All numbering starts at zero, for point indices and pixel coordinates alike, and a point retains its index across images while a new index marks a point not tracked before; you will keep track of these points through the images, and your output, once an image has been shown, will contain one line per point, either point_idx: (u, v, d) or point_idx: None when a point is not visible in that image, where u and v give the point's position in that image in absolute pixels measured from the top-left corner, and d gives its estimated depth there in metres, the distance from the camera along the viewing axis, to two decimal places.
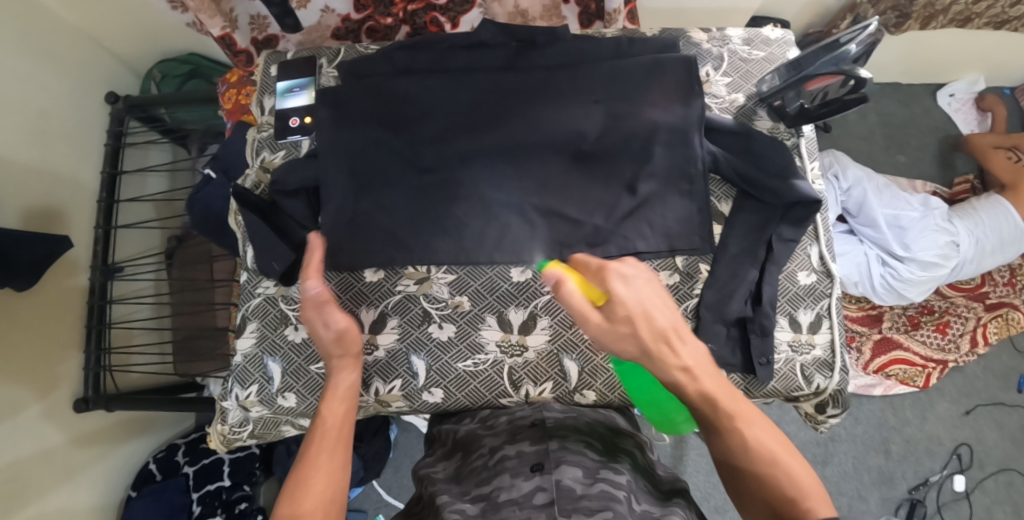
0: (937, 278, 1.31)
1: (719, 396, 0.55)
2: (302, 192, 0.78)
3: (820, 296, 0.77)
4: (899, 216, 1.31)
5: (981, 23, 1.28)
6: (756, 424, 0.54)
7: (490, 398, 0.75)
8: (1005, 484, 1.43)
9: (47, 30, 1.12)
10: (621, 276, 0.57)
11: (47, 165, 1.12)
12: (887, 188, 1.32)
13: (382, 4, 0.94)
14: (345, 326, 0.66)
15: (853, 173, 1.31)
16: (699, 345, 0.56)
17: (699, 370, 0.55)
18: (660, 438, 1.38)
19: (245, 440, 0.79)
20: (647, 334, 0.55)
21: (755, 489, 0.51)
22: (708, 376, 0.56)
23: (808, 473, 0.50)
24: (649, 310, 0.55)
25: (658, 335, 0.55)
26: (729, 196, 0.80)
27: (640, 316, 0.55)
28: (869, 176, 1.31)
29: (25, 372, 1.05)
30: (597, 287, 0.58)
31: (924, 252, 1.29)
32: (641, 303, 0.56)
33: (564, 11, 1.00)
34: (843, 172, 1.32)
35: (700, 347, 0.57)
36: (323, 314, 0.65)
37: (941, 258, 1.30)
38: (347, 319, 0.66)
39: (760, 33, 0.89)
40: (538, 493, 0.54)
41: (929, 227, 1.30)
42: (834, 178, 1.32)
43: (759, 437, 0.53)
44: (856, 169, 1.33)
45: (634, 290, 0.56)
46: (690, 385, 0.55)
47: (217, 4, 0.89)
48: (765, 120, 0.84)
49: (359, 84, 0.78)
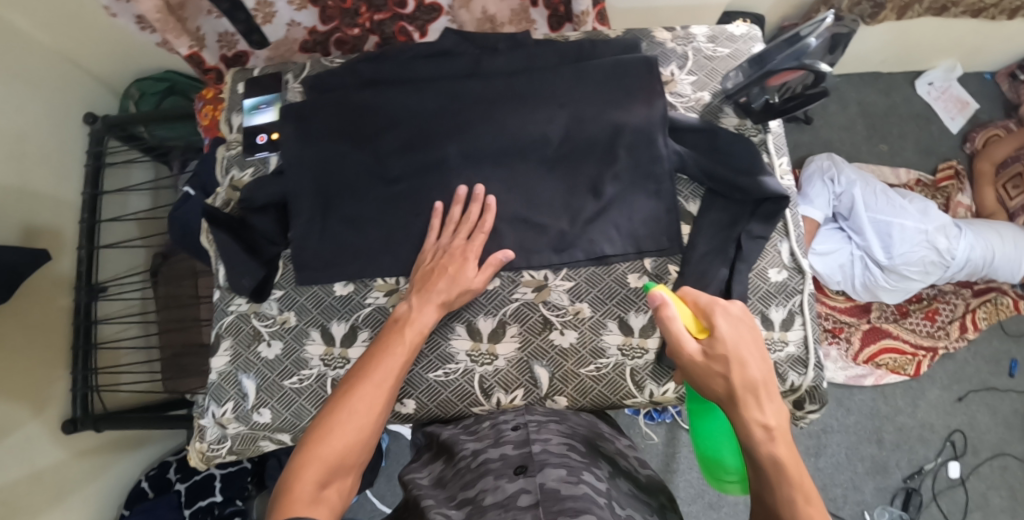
0: (908, 290, 1.32)
1: (791, 467, 0.49)
2: (271, 208, 0.78)
3: (792, 292, 0.77)
4: (896, 224, 1.28)
5: (959, 11, 1.28)
6: (815, 506, 0.48)
7: (463, 407, 0.74)
8: (1000, 468, 1.43)
9: (23, 53, 1.12)
10: (726, 315, 0.58)
11: (26, 187, 1.12)
12: (892, 195, 1.31)
13: (348, 15, 0.94)
14: (477, 285, 0.70)
15: (847, 177, 1.31)
16: (784, 409, 0.53)
17: (779, 433, 0.51)
18: (650, 437, 1.38)
19: (223, 457, 0.79)
20: (739, 378, 0.53)
21: None
22: (784, 437, 0.52)
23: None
24: (744, 356, 0.55)
25: (749, 384, 0.53)
26: (697, 196, 0.79)
27: (735, 361, 0.54)
28: (864, 181, 1.32)
29: (11, 396, 1.04)
30: (702, 322, 0.59)
31: (906, 265, 1.28)
32: (737, 347, 0.56)
33: (533, 14, 0.99)
34: (839, 173, 1.32)
35: (786, 412, 0.53)
36: (466, 265, 0.70)
37: (920, 273, 1.30)
38: (480, 282, 0.71)
39: (725, 30, 0.89)
40: (522, 494, 0.53)
41: (927, 238, 1.27)
42: (828, 177, 1.32)
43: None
44: (854, 172, 1.33)
45: (737, 330, 0.56)
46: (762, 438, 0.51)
47: (183, 24, 0.89)
48: (731, 117, 0.84)
49: (324, 98, 0.78)
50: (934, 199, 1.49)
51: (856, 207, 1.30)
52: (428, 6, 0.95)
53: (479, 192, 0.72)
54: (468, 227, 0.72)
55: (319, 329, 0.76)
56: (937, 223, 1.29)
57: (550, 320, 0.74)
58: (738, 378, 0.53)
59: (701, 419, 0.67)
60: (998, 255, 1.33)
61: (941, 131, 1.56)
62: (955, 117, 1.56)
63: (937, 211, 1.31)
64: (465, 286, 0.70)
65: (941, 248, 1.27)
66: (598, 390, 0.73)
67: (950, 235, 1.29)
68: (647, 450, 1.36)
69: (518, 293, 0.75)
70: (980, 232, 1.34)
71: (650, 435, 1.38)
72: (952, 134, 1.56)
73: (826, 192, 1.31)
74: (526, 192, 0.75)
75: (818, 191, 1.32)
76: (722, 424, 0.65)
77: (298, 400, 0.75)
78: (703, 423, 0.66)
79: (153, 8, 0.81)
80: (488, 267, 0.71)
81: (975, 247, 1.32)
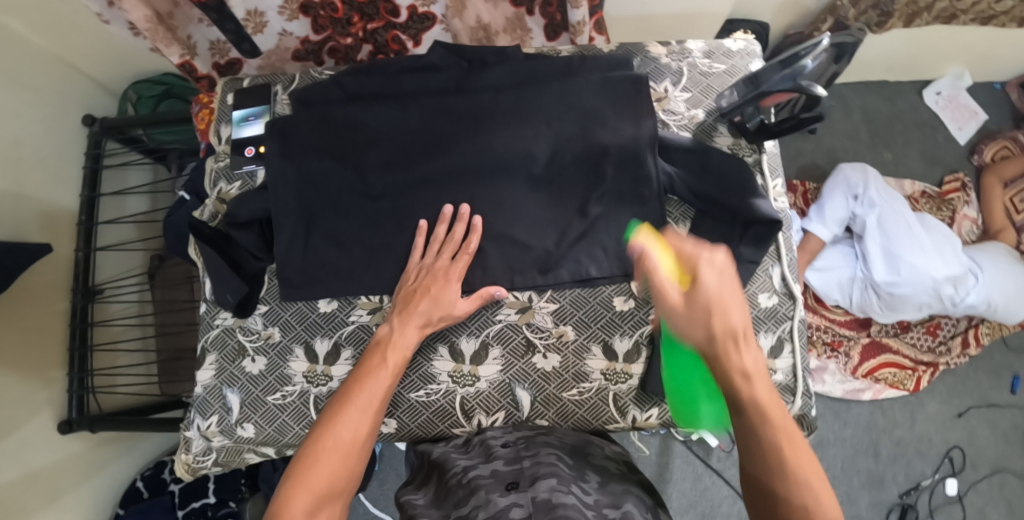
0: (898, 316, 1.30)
1: (771, 407, 0.51)
2: (255, 223, 0.78)
3: (782, 319, 0.76)
4: (907, 257, 1.23)
5: (967, 20, 1.24)
6: (793, 442, 0.51)
7: (444, 428, 0.75)
8: (999, 485, 1.41)
9: (19, 57, 1.12)
10: (711, 262, 0.56)
11: (23, 192, 1.12)
12: (910, 224, 1.26)
13: (340, 24, 0.93)
14: (461, 310, 0.70)
15: (874, 195, 1.27)
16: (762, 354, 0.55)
17: (756, 376, 0.53)
18: (642, 449, 1.37)
19: (210, 469, 0.80)
20: (720, 328, 0.54)
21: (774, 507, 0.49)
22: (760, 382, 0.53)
23: (842, 517, 0.47)
24: (726, 305, 0.54)
25: (729, 331, 0.54)
26: (687, 217, 0.79)
27: (718, 310, 0.54)
28: (889, 200, 1.27)
29: (9, 401, 1.06)
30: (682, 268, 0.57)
31: (903, 297, 1.25)
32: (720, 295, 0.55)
33: (530, 22, 0.95)
34: (863, 191, 1.28)
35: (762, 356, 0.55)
36: (451, 292, 0.70)
37: (919, 305, 1.27)
38: (468, 306, 0.70)
39: (722, 44, 0.87)
40: (514, 508, 0.52)
41: (936, 266, 1.24)
42: (850, 193, 1.29)
43: (800, 468, 0.49)
44: (881, 192, 1.28)
45: (722, 278, 0.55)
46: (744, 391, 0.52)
47: (174, 33, 0.88)
48: (725, 136, 0.82)
49: (309, 112, 0.78)
50: (940, 213, 1.45)
51: (867, 228, 1.27)
52: (421, 15, 0.94)
53: (465, 213, 0.72)
54: (452, 248, 0.71)
55: (303, 346, 0.76)
56: (949, 269, 1.25)
57: (533, 343, 0.74)
58: (720, 330, 0.53)
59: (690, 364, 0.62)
60: (1009, 302, 1.30)
61: (948, 141, 1.53)
62: (962, 127, 1.53)
63: (952, 254, 1.27)
64: (448, 310, 0.70)
65: (943, 297, 1.25)
66: (580, 414, 0.74)
67: (959, 281, 1.26)
68: (640, 461, 1.35)
69: (501, 315, 0.75)
70: (993, 270, 1.30)
71: (643, 447, 1.37)
72: (959, 145, 1.53)
73: (842, 208, 1.28)
74: (512, 210, 0.74)
75: (835, 205, 1.28)
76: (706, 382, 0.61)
77: (281, 417, 0.75)
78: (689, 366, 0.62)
79: (142, 18, 0.80)
80: (474, 295, 0.71)
81: (984, 291, 1.28)
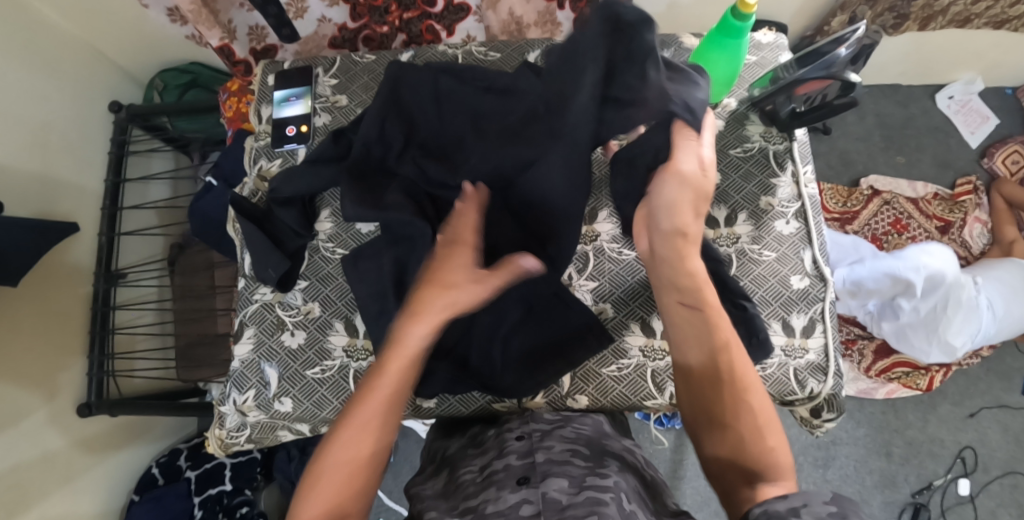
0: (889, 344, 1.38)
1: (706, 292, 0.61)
2: (297, 201, 0.80)
3: (814, 300, 0.78)
4: (914, 340, 1.29)
5: (981, 23, 1.26)
6: (735, 348, 0.59)
7: (485, 402, 0.79)
8: (1010, 486, 1.42)
9: (50, 42, 1.13)
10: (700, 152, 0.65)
11: (49, 172, 1.13)
12: (947, 324, 1.25)
13: (377, 12, 0.96)
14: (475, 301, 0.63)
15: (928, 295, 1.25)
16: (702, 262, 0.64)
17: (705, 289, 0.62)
18: (660, 442, 1.39)
19: (242, 445, 0.80)
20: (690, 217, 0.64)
21: (713, 379, 0.57)
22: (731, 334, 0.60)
23: (753, 405, 0.56)
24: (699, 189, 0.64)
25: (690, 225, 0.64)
26: (721, 203, 0.83)
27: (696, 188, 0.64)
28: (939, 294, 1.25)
29: (30, 376, 1.05)
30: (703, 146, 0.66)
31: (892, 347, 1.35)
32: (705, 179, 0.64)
33: (559, 17, 0.98)
34: (911, 301, 1.27)
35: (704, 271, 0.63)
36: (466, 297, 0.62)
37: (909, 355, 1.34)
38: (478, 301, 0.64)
39: (752, 37, 0.92)
40: (524, 504, 0.53)
41: (944, 344, 1.27)
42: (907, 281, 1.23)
43: (737, 358, 0.58)
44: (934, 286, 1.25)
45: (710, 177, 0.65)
46: (720, 332, 0.59)
47: (215, 16, 0.91)
48: (757, 124, 0.86)
49: (385, 103, 0.75)
50: (952, 214, 1.47)
51: (897, 306, 1.29)
52: (456, 6, 0.96)
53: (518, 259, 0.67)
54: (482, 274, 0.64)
55: (343, 321, 0.78)
56: (954, 343, 1.26)
57: None
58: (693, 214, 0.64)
59: (726, 31, 0.73)
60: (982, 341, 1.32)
61: (959, 145, 1.56)
62: (974, 132, 1.56)
63: (966, 330, 1.27)
64: (479, 297, 0.63)
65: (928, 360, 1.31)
66: (619, 390, 0.76)
67: (955, 349, 1.27)
68: (655, 455, 1.37)
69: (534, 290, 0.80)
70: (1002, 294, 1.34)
71: (660, 440, 1.39)
72: (970, 148, 1.56)
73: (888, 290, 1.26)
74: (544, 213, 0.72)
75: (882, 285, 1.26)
76: (711, 54, 0.77)
77: (319, 391, 0.76)
78: (710, 42, 0.76)
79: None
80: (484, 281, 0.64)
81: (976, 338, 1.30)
